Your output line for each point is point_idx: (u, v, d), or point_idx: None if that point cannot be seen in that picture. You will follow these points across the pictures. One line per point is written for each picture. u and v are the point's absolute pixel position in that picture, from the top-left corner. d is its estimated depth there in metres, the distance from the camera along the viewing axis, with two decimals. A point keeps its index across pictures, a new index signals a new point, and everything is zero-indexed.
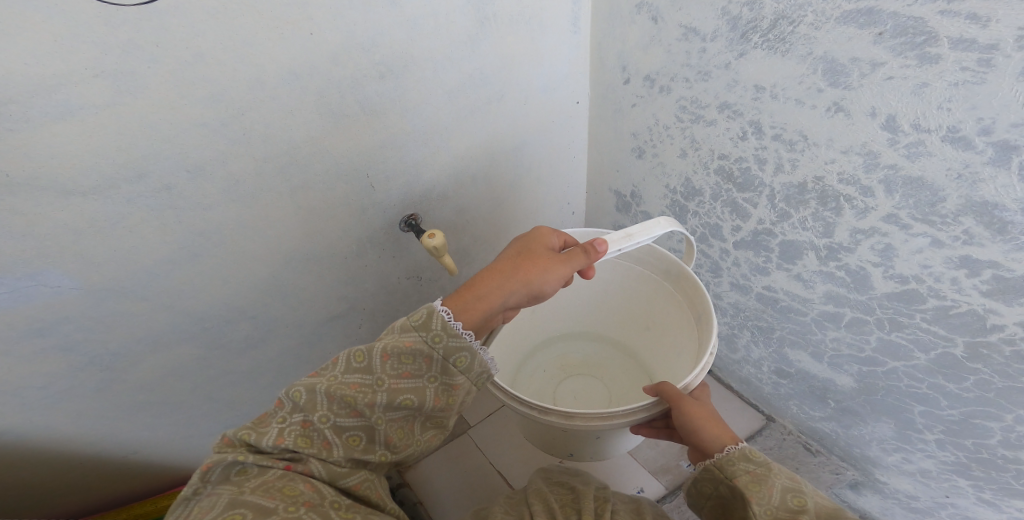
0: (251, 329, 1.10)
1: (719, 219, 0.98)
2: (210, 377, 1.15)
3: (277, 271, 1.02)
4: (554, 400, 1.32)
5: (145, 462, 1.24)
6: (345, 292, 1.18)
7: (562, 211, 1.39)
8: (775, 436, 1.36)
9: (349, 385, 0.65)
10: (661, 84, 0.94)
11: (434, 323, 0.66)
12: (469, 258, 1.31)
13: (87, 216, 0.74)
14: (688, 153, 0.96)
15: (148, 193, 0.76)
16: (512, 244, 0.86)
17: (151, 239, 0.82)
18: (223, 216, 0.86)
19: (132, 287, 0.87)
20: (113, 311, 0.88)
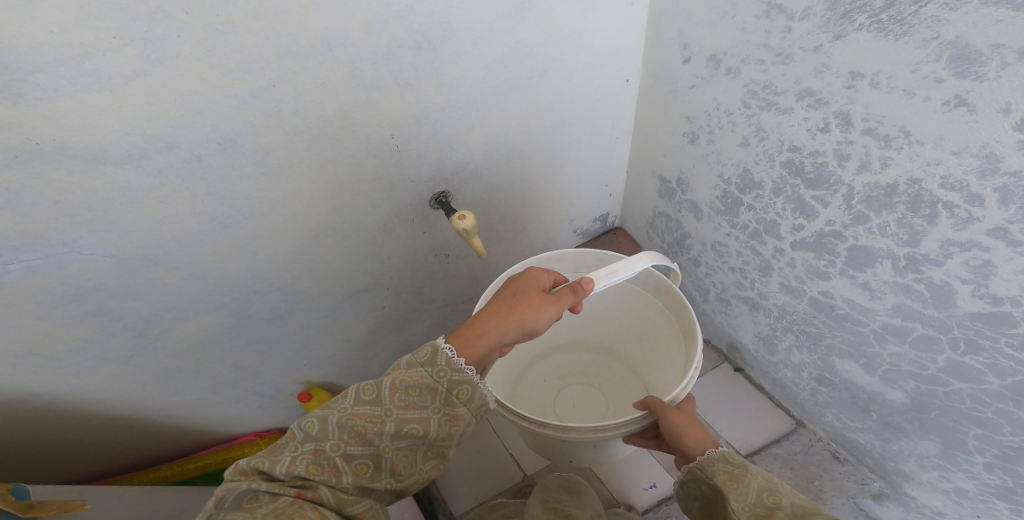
0: (278, 301, 1.08)
1: (778, 215, 0.90)
2: (238, 346, 1.14)
3: (307, 244, 0.98)
4: (556, 412, 1.29)
5: (176, 424, 1.26)
6: (371, 267, 1.14)
7: (598, 193, 1.32)
8: (802, 441, 1.30)
9: (361, 414, 0.66)
10: (730, 65, 0.85)
11: (438, 358, 0.71)
12: (499, 238, 1.26)
13: (120, 185, 0.71)
14: (751, 142, 0.88)
15: (180, 163, 0.73)
16: (506, 286, 0.86)
17: (184, 210, 0.79)
18: (257, 188, 0.82)
19: (164, 257, 0.84)
20: (145, 280, 0.86)
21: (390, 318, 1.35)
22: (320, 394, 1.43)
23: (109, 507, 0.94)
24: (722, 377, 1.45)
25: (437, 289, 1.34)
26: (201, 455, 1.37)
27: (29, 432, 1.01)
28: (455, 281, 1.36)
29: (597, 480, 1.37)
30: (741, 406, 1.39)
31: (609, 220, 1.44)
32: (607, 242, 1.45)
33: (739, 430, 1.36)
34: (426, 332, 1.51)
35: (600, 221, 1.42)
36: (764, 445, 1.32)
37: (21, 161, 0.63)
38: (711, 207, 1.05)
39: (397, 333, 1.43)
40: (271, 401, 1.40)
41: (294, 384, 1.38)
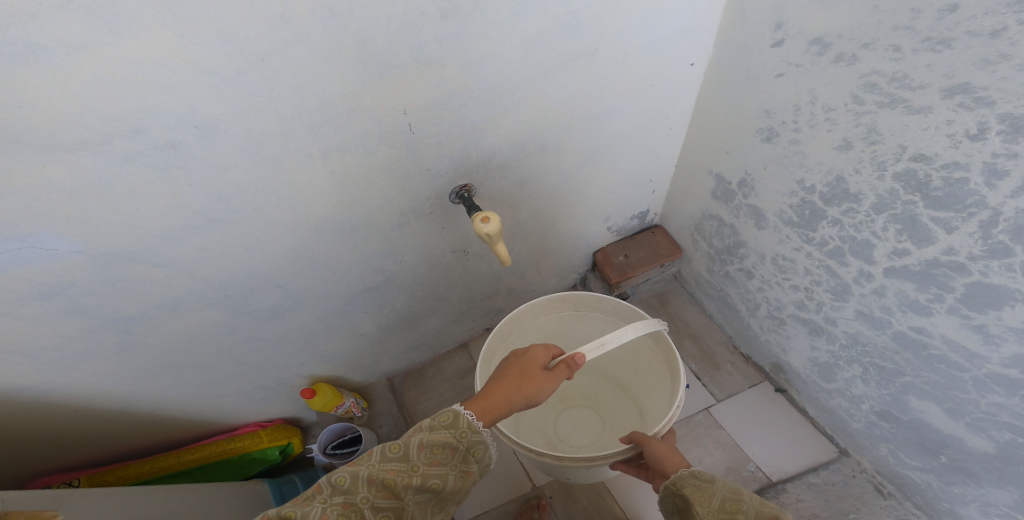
0: (279, 299, 0.96)
1: (875, 235, 0.76)
2: (237, 346, 1.03)
3: (310, 241, 0.87)
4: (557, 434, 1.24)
5: (172, 418, 1.18)
6: (382, 265, 1.02)
7: (641, 188, 1.17)
8: (842, 472, 1.15)
9: (389, 469, 0.68)
10: (845, 51, 0.68)
11: (460, 421, 0.74)
12: (524, 234, 1.13)
13: (80, 174, 0.60)
14: (854, 145, 0.73)
15: (152, 151, 0.61)
16: (504, 360, 0.89)
17: (163, 201, 0.67)
18: (246, 179, 0.70)
19: (144, 252, 0.73)
20: (124, 276, 0.76)
21: (401, 315, 1.24)
22: (324, 389, 1.30)
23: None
24: (760, 396, 1.28)
25: (454, 286, 1.22)
26: (199, 448, 1.29)
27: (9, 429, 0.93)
28: (474, 279, 1.24)
29: (608, 497, 1.29)
30: (778, 429, 1.24)
31: (648, 217, 1.30)
32: (643, 241, 1.32)
33: (773, 455, 1.21)
34: (441, 328, 1.40)
35: (639, 218, 1.27)
36: (800, 472, 1.18)
37: None
38: (781, 216, 0.92)
39: (409, 330, 1.33)
40: (275, 394, 1.31)
41: (299, 379, 1.29)
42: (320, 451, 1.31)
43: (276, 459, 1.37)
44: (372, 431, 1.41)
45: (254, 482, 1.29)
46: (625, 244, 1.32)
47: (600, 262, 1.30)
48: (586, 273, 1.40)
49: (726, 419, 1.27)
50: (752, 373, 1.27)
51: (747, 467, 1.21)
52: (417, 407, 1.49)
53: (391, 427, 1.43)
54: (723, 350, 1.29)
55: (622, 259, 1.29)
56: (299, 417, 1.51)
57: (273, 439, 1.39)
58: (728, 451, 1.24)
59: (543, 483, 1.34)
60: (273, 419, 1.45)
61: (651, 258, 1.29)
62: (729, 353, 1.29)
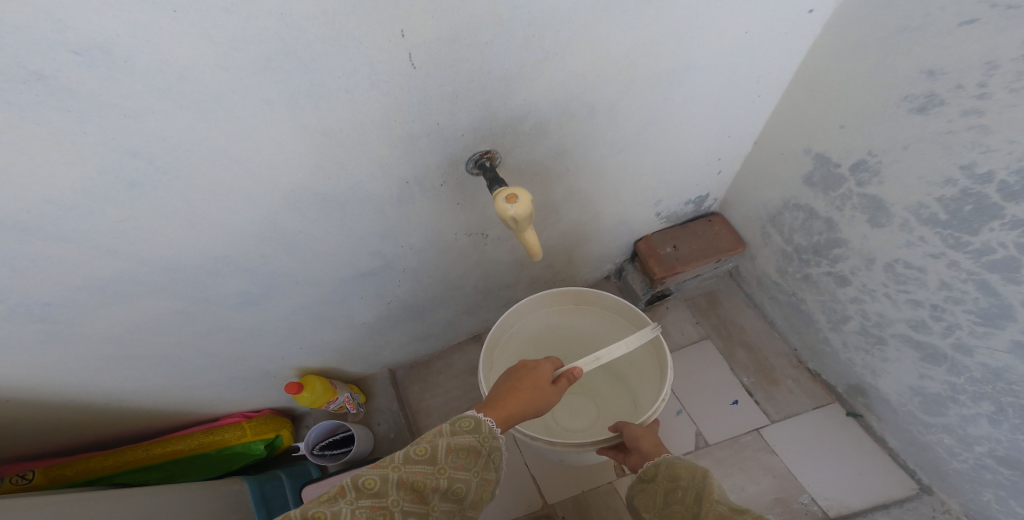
0: (246, 285, 0.75)
1: None
2: (203, 337, 0.83)
3: (282, 213, 0.65)
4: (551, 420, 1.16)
5: (134, 408, 1.01)
6: (380, 248, 0.82)
7: (706, 166, 0.96)
8: (921, 512, 0.96)
9: (419, 472, 0.59)
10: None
11: (485, 426, 0.67)
12: (556, 215, 0.93)
13: None
14: None
15: (8, 83, 0.41)
16: (507, 370, 0.81)
17: (58, 156, 0.48)
18: (170, 130, 0.50)
19: (43, 220, 0.52)
20: (22, 251, 0.54)
21: (404, 305, 1.05)
22: (313, 383, 1.14)
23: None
24: (827, 419, 1.06)
25: (468, 274, 1.02)
26: (172, 440, 1.17)
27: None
28: (494, 267, 1.04)
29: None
30: (844, 459, 1.03)
31: (705, 203, 1.09)
32: (697, 231, 1.11)
33: (832, 487, 1.01)
34: (451, 320, 1.21)
35: (695, 203, 1.07)
36: (865, 509, 0.98)
37: None
38: (919, 213, 0.70)
39: (415, 320, 1.14)
40: (259, 385, 1.14)
41: (286, 370, 1.11)
42: (309, 452, 1.15)
43: (261, 454, 1.24)
44: (369, 429, 1.26)
45: (230, 482, 1.15)
46: (675, 234, 1.11)
47: (643, 253, 1.10)
48: (624, 265, 1.22)
49: (780, 443, 1.07)
50: (819, 393, 1.09)
51: (800, 498, 1.01)
52: (420, 404, 1.32)
53: (389, 425, 1.27)
54: (785, 362, 1.12)
55: (671, 251, 1.09)
56: (289, 407, 1.36)
57: (259, 432, 1.25)
58: (778, 480, 1.04)
59: (556, 500, 1.16)
60: (259, 409, 1.31)
61: (705, 252, 1.08)
62: (792, 367, 1.12)
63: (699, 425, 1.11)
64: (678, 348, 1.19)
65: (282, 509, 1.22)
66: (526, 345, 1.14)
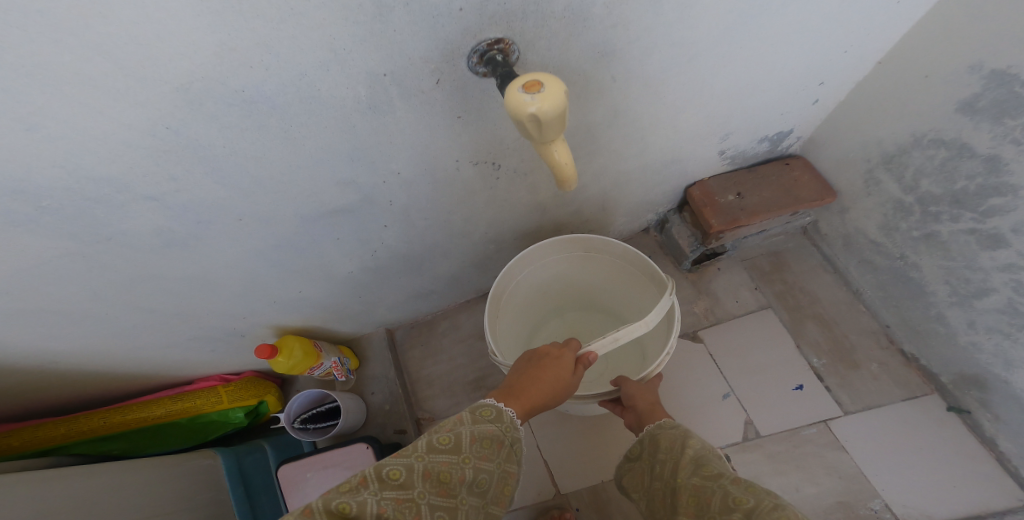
0: (159, 220, 0.53)
1: None
2: (126, 286, 0.64)
3: (178, 116, 0.44)
4: None
5: (76, 372, 0.84)
6: (353, 178, 0.60)
7: (800, 90, 0.72)
8: None
9: (444, 462, 0.49)
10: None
11: (507, 414, 0.57)
12: (593, 143, 0.71)
13: None
14: None
15: None
16: (523, 355, 0.68)
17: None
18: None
19: None
20: None
21: (396, 258, 0.85)
22: (290, 346, 0.94)
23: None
24: (918, 413, 0.85)
25: (475, 220, 0.81)
26: (134, 409, 1.01)
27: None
28: (509, 210, 0.82)
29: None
30: (936, 463, 0.82)
31: (784, 141, 0.85)
32: (770, 176, 0.87)
33: (916, 494, 0.81)
34: (456, 275, 1.01)
35: (772, 140, 0.83)
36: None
37: None
38: None
39: (411, 274, 0.93)
40: (229, 345, 0.96)
41: (258, 329, 0.92)
42: (288, 425, 0.98)
43: (240, 423, 1.08)
44: (361, 399, 1.08)
45: (202, 457, 1.00)
46: (740, 179, 0.88)
47: (697, 201, 0.87)
48: (668, 215, 1.00)
49: (853, 441, 0.86)
50: (910, 381, 0.87)
51: (871, 504, 0.82)
52: (420, 372, 1.14)
53: (384, 396, 1.10)
54: (869, 342, 0.90)
55: (734, 200, 0.86)
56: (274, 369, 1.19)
57: (238, 398, 1.08)
58: (846, 483, 0.85)
59: (570, 490, 0.98)
60: (241, 372, 1.14)
61: (781, 201, 0.84)
62: (878, 348, 0.89)
63: (750, 412, 0.92)
64: (730, 319, 0.98)
65: (264, 483, 1.08)
66: (532, 296, 0.98)
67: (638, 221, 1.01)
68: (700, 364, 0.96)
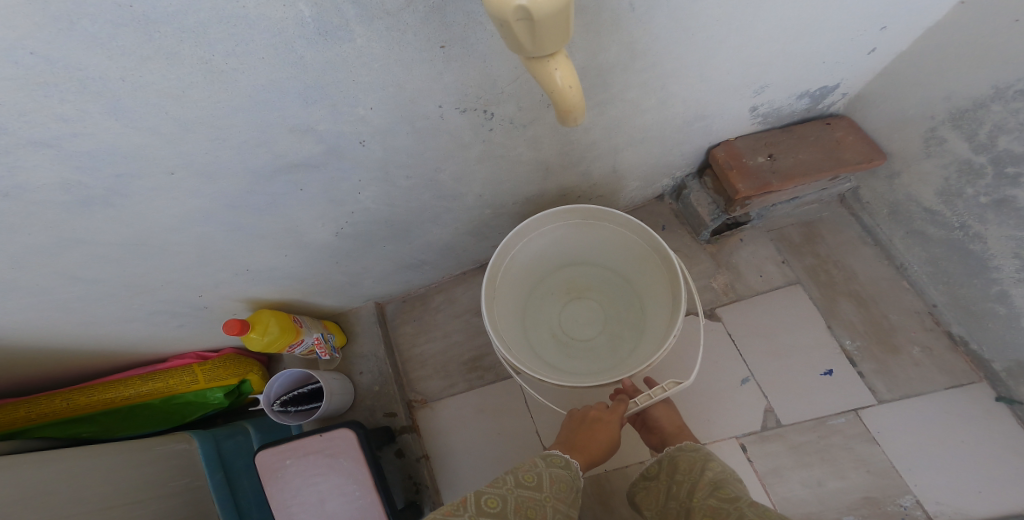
0: (63, 172, 0.44)
1: None
2: (52, 254, 0.55)
3: (42, 37, 0.34)
4: (556, 334, 0.93)
5: (26, 347, 0.75)
6: (313, 122, 0.49)
7: (855, 36, 0.60)
8: None
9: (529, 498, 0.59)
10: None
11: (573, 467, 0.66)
12: (606, 88, 0.59)
13: None
14: None
15: None
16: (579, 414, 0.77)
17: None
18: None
19: None
20: None
21: (379, 224, 0.75)
22: (264, 321, 0.85)
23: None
24: (964, 402, 0.76)
25: (466, 180, 0.70)
26: (100, 388, 0.93)
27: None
28: (507, 168, 0.71)
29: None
30: (978, 457, 0.74)
31: (826, 98, 0.73)
32: (808, 136, 0.76)
33: (952, 490, 0.74)
34: (449, 243, 0.91)
35: (812, 97, 0.72)
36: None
37: None
38: None
39: (398, 242, 0.84)
40: (199, 320, 0.87)
41: (228, 302, 0.83)
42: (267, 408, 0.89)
43: (220, 404, 1.00)
44: (348, 380, 1.00)
45: (179, 439, 0.93)
46: (772, 139, 0.77)
47: (722, 164, 0.76)
48: (686, 181, 0.89)
49: (886, 431, 0.78)
50: (954, 367, 0.78)
51: (900, 500, 0.75)
52: (412, 350, 1.05)
53: (373, 376, 1.01)
54: (910, 322, 0.80)
55: (765, 162, 0.75)
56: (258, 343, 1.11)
57: (216, 377, 1.00)
58: (873, 477, 0.77)
59: None
60: (220, 349, 1.06)
61: (820, 164, 0.73)
62: (920, 329, 0.80)
63: (770, 399, 0.83)
64: (752, 295, 0.88)
65: (247, 465, 1.02)
66: (537, 257, 0.89)
67: (653, 187, 0.91)
68: (717, 344, 0.88)
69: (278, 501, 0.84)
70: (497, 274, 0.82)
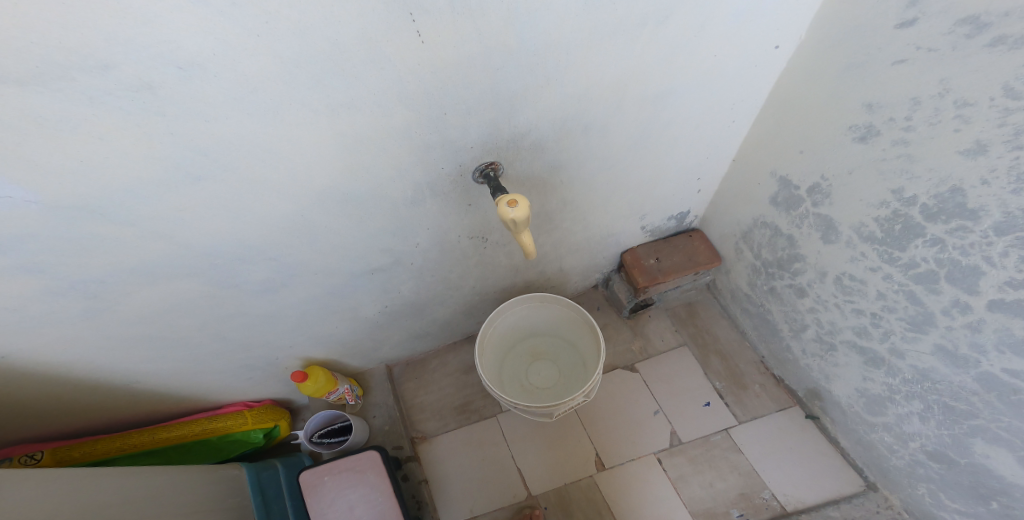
0: (270, 273, 0.78)
1: (983, 262, 0.62)
2: (221, 322, 0.86)
3: (313, 210, 0.70)
4: (523, 386, 1.28)
5: (152, 392, 1.02)
6: (390, 245, 0.86)
7: (685, 185, 1.02)
8: (867, 507, 1.06)
9: None
10: (1009, 31, 0.51)
11: None
12: (551, 223, 1.00)
13: (39, 110, 0.45)
14: (986, 150, 0.57)
15: (123, 92, 0.46)
16: None
17: (129, 149, 0.51)
18: (237, 132, 0.54)
19: (117, 208, 0.56)
20: (95, 234, 0.58)
21: (408, 302, 1.11)
22: (317, 373, 1.17)
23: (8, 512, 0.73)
24: (789, 423, 1.17)
25: (467, 275, 1.09)
26: (177, 425, 1.18)
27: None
28: (493, 267, 1.11)
29: (607, 514, 1.14)
30: (804, 460, 1.13)
31: (686, 219, 1.18)
32: (679, 244, 1.21)
33: (792, 484, 1.11)
34: (448, 318, 1.28)
35: (677, 219, 1.16)
36: (819, 504, 1.08)
37: None
38: (857, 230, 0.77)
39: (416, 316, 1.20)
40: (263, 374, 1.16)
41: (291, 359, 1.14)
42: (306, 438, 1.22)
43: (258, 442, 1.27)
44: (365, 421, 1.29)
45: (232, 467, 1.18)
46: (658, 247, 1.21)
47: (629, 264, 1.19)
48: (611, 274, 1.32)
49: (747, 443, 1.16)
50: (781, 397, 1.20)
51: (762, 494, 1.11)
52: (414, 400, 1.38)
53: (384, 419, 1.31)
54: (753, 369, 1.24)
55: (654, 263, 1.18)
56: (289, 398, 1.39)
57: (259, 420, 1.27)
58: (744, 477, 1.13)
59: (540, 492, 1.20)
60: (261, 399, 1.33)
61: (685, 265, 1.18)
62: (758, 373, 1.23)
63: (674, 424, 1.21)
64: (659, 353, 1.29)
65: (275, 494, 1.25)
66: (508, 330, 1.27)
67: (589, 279, 1.33)
68: (637, 387, 1.26)
69: (316, 511, 1.10)
70: (484, 340, 1.19)
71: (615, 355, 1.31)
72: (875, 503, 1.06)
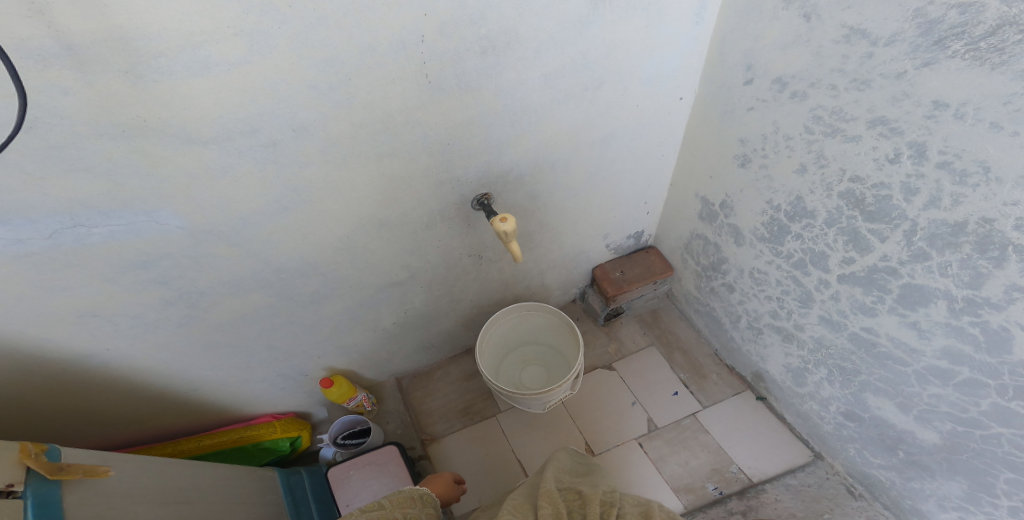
0: (318, 285, 1.01)
1: (828, 247, 0.87)
2: (275, 330, 1.08)
3: (354, 233, 0.94)
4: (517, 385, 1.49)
5: (209, 399, 1.21)
6: (408, 262, 1.10)
7: (636, 208, 1.29)
8: (817, 474, 1.24)
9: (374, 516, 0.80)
10: (797, 89, 0.80)
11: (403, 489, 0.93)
12: (533, 243, 1.25)
13: (204, 163, 0.70)
14: (808, 169, 0.84)
15: (257, 147, 0.72)
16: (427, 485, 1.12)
17: (251, 189, 0.76)
18: (318, 176, 0.80)
19: (229, 232, 0.80)
20: (211, 253, 0.82)
21: (419, 314, 1.33)
22: (341, 381, 1.37)
23: (126, 489, 0.89)
24: (744, 405, 1.38)
25: (467, 288, 1.33)
26: (219, 434, 1.35)
27: (49, 399, 0.95)
28: (486, 283, 1.34)
29: None
30: (761, 436, 1.33)
31: (643, 237, 1.44)
32: (638, 259, 1.46)
33: (754, 457, 1.30)
34: (450, 331, 1.50)
35: (634, 238, 1.42)
36: (778, 474, 1.26)
37: (126, 136, 0.63)
38: (755, 233, 1.02)
39: (423, 328, 1.42)
40: (294, 385, 1.35)
41: (319, 369, 1.34)
42: (330, 441, 1.40)
43: (286, 451, 1.42)
44: (380, 426, 1.47)
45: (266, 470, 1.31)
46: (622, 262, 1.46)
47: (598, 277, 1.44)
48: (585, 289, 1.56)
49: (712, 424, 1.36)
50: (735, 383, 1.42)
51: (730, 468, 1.29)
52: (422, 407, 1.57)
53: (397, 423, 1.49)
54: (710, 361, 1.47)
55: (619, 275, 1.43)
56: (310, 412, 1.57)
57: (286, 430, 1.43)
58: (713, 454, 1.32)
59: None
60: (286, 412, 1.50)
61: (643, 274, 1.43)
62: (715, 364, 1.47)
63: (649, 413, 1.41)
64: (630, 354, 1.52)
65: (302, 497, 1.34)
66: (502, 338, 1.49)
67: (568, 294, 1.57)
68: (616, 384, 1.48)
69: (343, 501, 1.27)
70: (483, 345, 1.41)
71: (595, 358, 1.53)
72: (825, 471, 1.25)
